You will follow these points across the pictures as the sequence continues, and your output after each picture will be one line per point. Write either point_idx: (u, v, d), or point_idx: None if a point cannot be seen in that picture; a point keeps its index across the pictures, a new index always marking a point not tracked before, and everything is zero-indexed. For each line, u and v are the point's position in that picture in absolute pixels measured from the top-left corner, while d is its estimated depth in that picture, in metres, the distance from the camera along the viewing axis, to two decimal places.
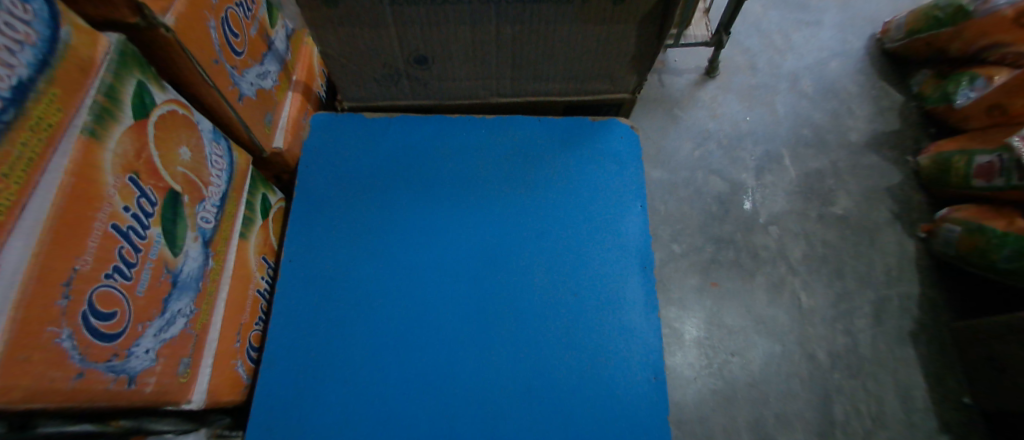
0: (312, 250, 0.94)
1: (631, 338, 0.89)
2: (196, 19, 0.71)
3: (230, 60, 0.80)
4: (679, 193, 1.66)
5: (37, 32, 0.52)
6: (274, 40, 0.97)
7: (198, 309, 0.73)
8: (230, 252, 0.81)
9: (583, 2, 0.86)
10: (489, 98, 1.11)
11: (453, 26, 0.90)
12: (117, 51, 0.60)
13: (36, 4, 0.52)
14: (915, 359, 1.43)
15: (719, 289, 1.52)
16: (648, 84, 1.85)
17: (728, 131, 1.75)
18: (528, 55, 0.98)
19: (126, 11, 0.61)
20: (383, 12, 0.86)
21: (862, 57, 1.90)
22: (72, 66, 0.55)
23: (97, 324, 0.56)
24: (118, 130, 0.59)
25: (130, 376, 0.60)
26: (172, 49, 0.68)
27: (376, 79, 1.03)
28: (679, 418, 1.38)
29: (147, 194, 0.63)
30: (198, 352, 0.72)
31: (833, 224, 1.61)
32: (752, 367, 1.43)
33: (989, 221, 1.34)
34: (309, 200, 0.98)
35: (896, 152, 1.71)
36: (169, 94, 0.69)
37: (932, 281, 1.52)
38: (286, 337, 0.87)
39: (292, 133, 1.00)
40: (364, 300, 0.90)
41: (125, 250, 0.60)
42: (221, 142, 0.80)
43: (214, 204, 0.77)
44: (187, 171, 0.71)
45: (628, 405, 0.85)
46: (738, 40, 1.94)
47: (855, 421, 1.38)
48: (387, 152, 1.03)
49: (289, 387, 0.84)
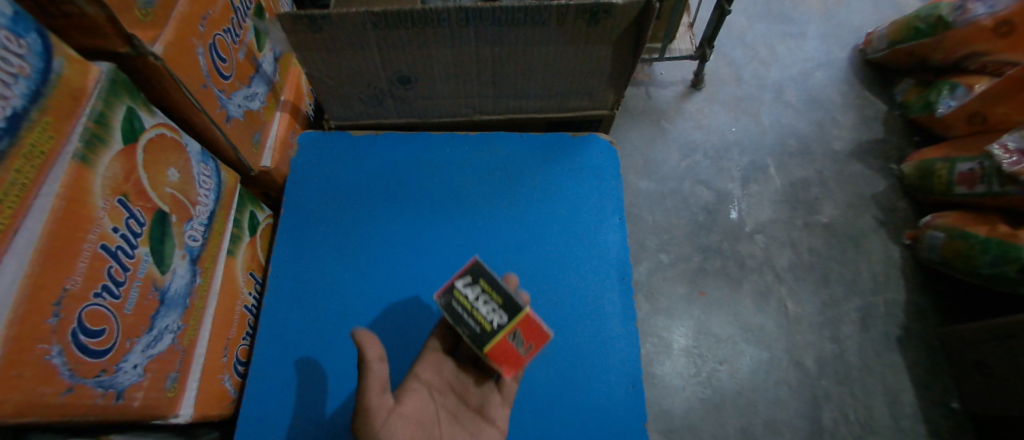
0: (299, 265, 0.96)
1: (611, 347, 0.92)
2: (183, 47, 0.74)
3: (218, 84, 0.83)
4: (667, 203, 1.69)
5: (31, 65, 0.55)
6: (261, 63, 1.01)
7: (186, 325, 0.75)
8: (218, 269, 0.84)
9: (560, 25, 0.89)
10: (472, 116, 1.14)
11: (434, 48, 0.93)
12: (107, 79, 0.64)
13: (30, 38, 0.55)
14: (902, 364, 1.45)
15: (707, 298, 1.54)
16: (635, 97, 1.89)
17: (714, 142, 1.79)
18: (509, 74, 1.01)
19: (117, 42, 0.64)
20: (366, 36, 0.89)
21: (846, 68, 1.94)
22: (64, 94, 0.58)
23: (86, 340, 0.58)
24: (107, 155, 0.62)
25: (117, 391, 0.62)
26: (160, 77, 0.71)
27: (362, 98, 1.06)
28: (668, 426, 1.39)
29: (135, 214, 0.66)
30: (186, 367, 0.74)
31: (818, 232, 1.64)
32: (740, 374, 1.45)
33: (972, 228, 1.36)
34: (297, 216, 1.01)
35: (880, 161, 1.75)
36: (159, 119, 0.73)
37: (918, 288, 1.55)
38: (272, 352, 0.89)
39: (279, 153, 1.04)
40: (349, 315, 0.92)
41: (113, 269, 0.62)
42: (209, 162, 0.83)
43: (202, 222, 0.80)
44: (175, 191, 0.74)
45: (609, 412, 0.87)
46: (723, 53, 1.98)
47: (844, 428, 1.39)
48: (373, 168, 1.06)
49: (275, 399, 0.86)
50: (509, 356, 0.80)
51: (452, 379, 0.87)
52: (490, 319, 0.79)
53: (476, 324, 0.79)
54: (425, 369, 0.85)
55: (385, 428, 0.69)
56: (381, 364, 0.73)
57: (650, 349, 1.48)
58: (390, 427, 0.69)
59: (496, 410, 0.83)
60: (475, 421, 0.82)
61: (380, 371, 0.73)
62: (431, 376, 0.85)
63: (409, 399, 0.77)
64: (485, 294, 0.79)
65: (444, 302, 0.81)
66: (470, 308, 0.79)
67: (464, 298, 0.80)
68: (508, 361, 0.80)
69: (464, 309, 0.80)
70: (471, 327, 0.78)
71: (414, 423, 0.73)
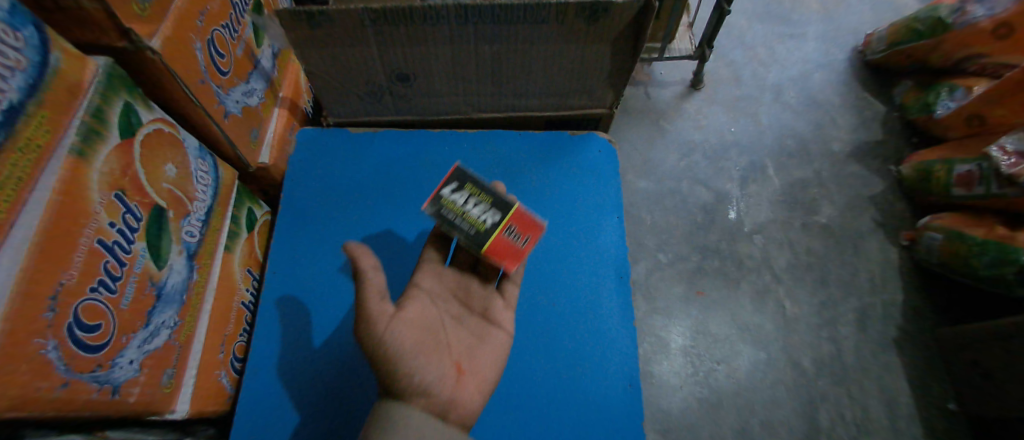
0: (296, 262, 0.96)
1: (609, 345, 0.92)
2: (181, 42, 0.74)
3: (216, 80, 0.83)
4: (666, 203, 1.69)
5: (27, 58, 0.55)
6: (260, 59, 1.00)
7: (182, 321, 0.75)
8: (215, 265, 0.83)
9: (559, 22, 0.89)
10: (471, 114, 1.14)
11: (433, 46, 0.93)
12: (104, 73, 0.63)
13: (27, 31, 0.55)
14: (899, 365, 1.45)
15: (704, 298, 1.55)
16: (634, 96, 1.89)
17: (713, 143, 1.79)
18: (508, 72, 1.01)
19: (115, 36, 0.64)
20: (365, 32, 0.89)
21: (845, 69, 1.94)
22: (60, 88, 0.58)
23: (81, 335, 0.58)
24: (104, 150, 0.62)
25: (113, 387, 0.62)
26: (158, 72, 0.70)
27: (361, 96, 1.06)
28: (665, 426, 1.39)
29: (132, 209, 0.66)
30: (182, 363, 0.74)
31: (816, 233, 1.64)
32: (737, 374, 1.45)
33: (970, 229, 1.37)
34: (294, 213, 1.01)
35: (878, 162, 1.75)
36: (156, 114, 0.72)
37: (915, 289, 1.55)
38: (269, 349, 0.89)
39: (277, 150, 1.04)
40: (346, 312, 0.92)
41: (110, 264, 0.62)
42: (207, 158, 0.83)
43: (200, 218, 0.80)
44: (172, 186, 0.74)
45: (605, 411, 0.87)
46: (722, 53, 1.98)
47: (840, 428, 1.39)
48: (372, 166, 1.06)
49: (271, 395, 0.86)
50: (507, 250, 0.86)
51: (453, 287, 0.93)
52: (481, 219, 0.86)
53: (469, 225, 0.85)
54: (425, 279, 0.91)
55: (388, 331, 0.76)
56: (376, 274, 0.80)
57: (648, 348, 1.48)
58: (394, 329, 0.76)
59: (499, 313, 0.90)
60: (479, 324, 0.89)
61: (376, 279, 0.79)
62: (433, 285, 0.91)
63: (411, 304, 0.84)
64: (473, 197, 0.87)
65: (434, 209, 0.85)
66: (461, 212, 0.86)
67: (453, 204, 0.86)
68: (505, 257, 0.86)
69: (455, 213, 0.86)
70: (465, 228, 0.85)
71: (417, 326, 0.80)
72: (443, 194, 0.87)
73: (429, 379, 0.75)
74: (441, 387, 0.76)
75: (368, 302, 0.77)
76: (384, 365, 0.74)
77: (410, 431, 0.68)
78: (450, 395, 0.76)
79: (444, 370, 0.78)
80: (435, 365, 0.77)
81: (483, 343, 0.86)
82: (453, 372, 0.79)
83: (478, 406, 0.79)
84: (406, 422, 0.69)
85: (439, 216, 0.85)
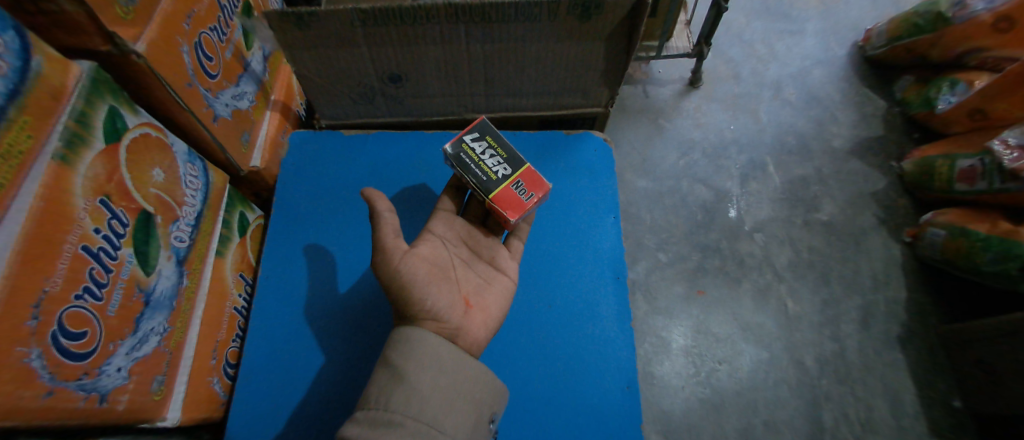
0: (288, 266, 0.95)
1: (605, 346, 0.91)
2: (167, 45, 0.73)
3: (204, 82, 0.82)
4: (665, 202, 1.67)
5: (8, 63, 0.54)
6: (250, 61, 1.00)
7: (172, 327, 0.74)
8: (206, 270, 0.83)
9: (551, 21, 0.88)
10: (465, 114, 1.14)
11: (424, 46, 0.92)
12: (87, 78, 0.63)
13: (7, 36, 0.54)
14: (903, 363, 1.44)
15: (705, 297, 1.53)
16: (633, 95, 1.88)
17: (713, 140, 1.78)
18: (501, 72, 1.01)
19: (98, 40, 0.63)
20: (355, 32, 0.88)
21: (845, 64, 1.93)
22: (43, 93, 0.58)
23: (66, 343, 0.57)
24: (89, 155, 0.61)
25: (100, 395, 0.61)
26: (144, 76, 0.70)
27: (353, 97, 1.05)
28: (666, 427, 1.38)
29: (118, 215, 0.65)
30: (173, 369, 0.73)
31: (818, 231, 1.62)
32: (740, 374, 1.43)
33: (974, 225, 1.35)
34: (287, 216, 0.99)
35: (880, 158, 1.73)
36: (143, 118, 0.72)
37: (919, 285, 1.53)
38: (261, 354, 0.88)
39: (269, 153, 1.03)
40: (339, 316, 0.91)
41: (95, 271, 0.61)
42: (196, 162, 0.82)
43: (189, 223, 0.79)
44: (160, 191, 0.73)
45: (605, 412, 0.86)
46: (721, 50, 1.97)
47: (844, 427, 1.37)
48: (365, 167, 1.05)
49: (263, 402, 0.84)
50: (514, 201, 0.83)
51: (464, 234, 0.91)
52: (495, 170, 0.85)
53: (482, 172, 0.85)
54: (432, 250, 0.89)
55: (404, 262, 0.77)
56: (391, 215, 0.80)
57: (650, 349, 1.47)
58: (409, 261, 0.78)
59: (505, 262, 0.90)
60: (487, 269, 0.89)
61: (392, 219, 0.80)
62: (444, 231, 0.90)
63: (423, 245, 0.84)
64: (491, 148, 0.87)
65: (452, 151, 0.86)
66: (477, 159, 0.86)
67: (471, 151, 0.86)
68: (512, 209, 0.83)
69: (471, 159, 0.86)
70: (478, 175, 0.84)
71: (430, 260, 0.82)
72: (463, 139, 0.88)
73: (440, 306, 0.77)
74: (451, 315, 0.78)
75: (383, 238, 0.78)
76: (399, 296, 0.76)
77: (426, 348, 0.71)
78: (459, 322, 0.78)
79: (454, 301, 0.80)
80: (445, 294, 0.79)
81: (491, 284, 0.87)
82: (462, 305, 0.80)
83: (484, 339, 0.80)
84: (423, 342, 0.72)
85: (453, 157, 0.86)
